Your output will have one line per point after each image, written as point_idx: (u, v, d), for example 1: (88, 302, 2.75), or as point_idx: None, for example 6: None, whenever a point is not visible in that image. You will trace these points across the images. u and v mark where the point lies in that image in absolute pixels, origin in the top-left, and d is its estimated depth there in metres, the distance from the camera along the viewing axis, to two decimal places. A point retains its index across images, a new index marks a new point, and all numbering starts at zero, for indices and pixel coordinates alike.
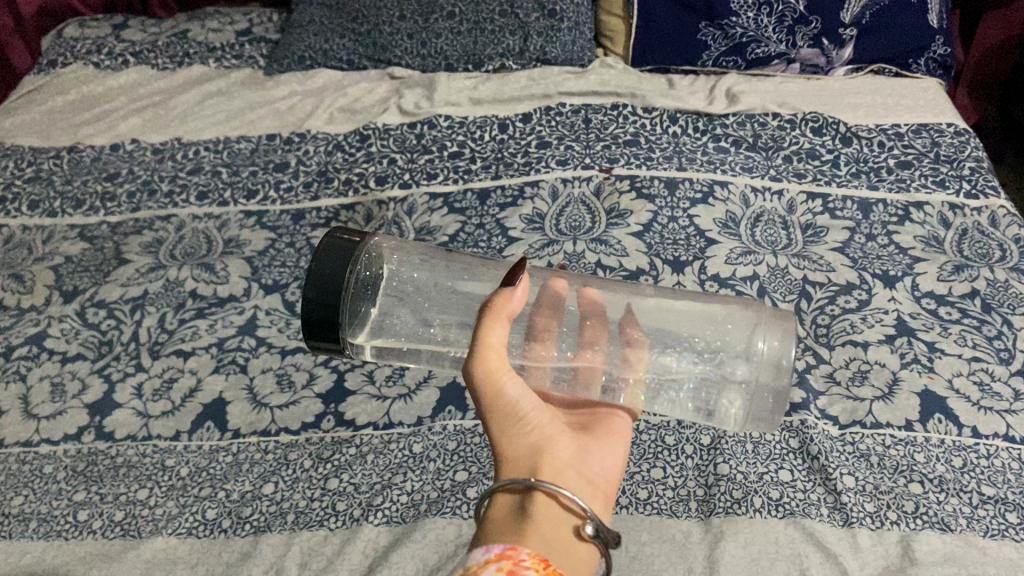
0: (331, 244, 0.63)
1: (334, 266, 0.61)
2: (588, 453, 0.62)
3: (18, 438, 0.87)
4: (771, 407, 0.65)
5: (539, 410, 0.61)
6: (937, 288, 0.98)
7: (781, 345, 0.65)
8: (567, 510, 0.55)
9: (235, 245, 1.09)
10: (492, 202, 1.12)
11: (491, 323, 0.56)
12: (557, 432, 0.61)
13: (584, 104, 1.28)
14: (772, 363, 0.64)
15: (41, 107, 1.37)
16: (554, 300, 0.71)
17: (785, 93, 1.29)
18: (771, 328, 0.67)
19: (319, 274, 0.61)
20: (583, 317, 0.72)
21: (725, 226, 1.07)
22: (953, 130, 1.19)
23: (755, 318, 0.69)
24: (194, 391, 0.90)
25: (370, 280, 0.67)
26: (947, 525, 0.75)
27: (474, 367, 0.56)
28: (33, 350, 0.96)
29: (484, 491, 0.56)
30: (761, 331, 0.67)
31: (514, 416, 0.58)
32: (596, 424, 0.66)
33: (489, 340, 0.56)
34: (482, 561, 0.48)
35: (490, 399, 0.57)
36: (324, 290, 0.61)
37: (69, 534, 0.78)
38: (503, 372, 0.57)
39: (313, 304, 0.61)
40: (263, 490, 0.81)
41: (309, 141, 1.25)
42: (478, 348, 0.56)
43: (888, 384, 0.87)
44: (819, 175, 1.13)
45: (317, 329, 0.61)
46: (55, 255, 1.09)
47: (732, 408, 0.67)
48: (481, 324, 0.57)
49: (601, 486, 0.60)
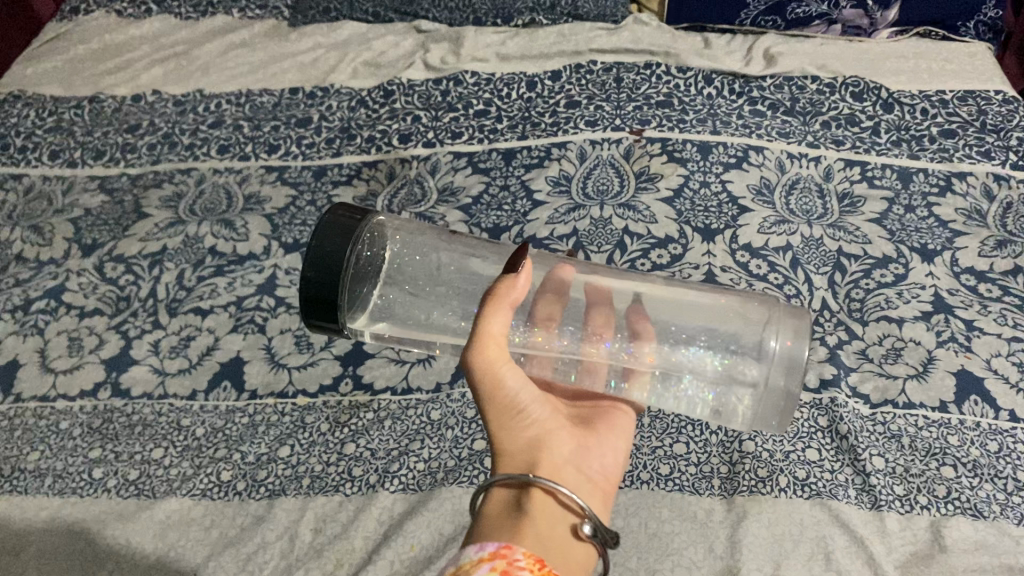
0: (334, 221, 0.61)
1: (335, 246, 0.59)
2: (585, 449, 0.61)
3: (35, 393, 0.87)
4: (781, 408, 0.63)
5: (537, 403, 0.58)
6: (978, 265, 0.94)
7: (794, 345, 0.62)
8: (566, 508, 0.53)
9: (256, 202, 1.07)
10: (518, 163, 1.09)
11: (492, 312, 0.52)
12: (555, 427, 0.59)
13: (616, 62, 1.24)
14: (785, 362, 0.62)
15: (63, 55, 1.34)
16: (559, 285, 0.69)
17: (824, 55, 1.24)
18: (784, 327, 0.64)
19: (320, 255, 0.59)
20: (589, 307, 0.70)
21: (758, 193, 1.03)
22: (1002, 98, 1.15)
23: (768, 315, 0.66)
24: (211, 350, 0.89)
25: (370, 261, 0.65)
26: (979, 511, 0.72)
27: (474, 355, 0.52)
28: (51, 304, 0.95)
29: (479, 485, 0.54)
30: (774, 329, 0.64)
31: (514, 409, 0.56)
32: (597, 419, 0.66)
33: (491, 330, 0.52)
34: (475, 559, 0.45)
35: (488, 389, 0.54)
36: (325, 269, 0.59)
37: (84, 491, 0.78)
38: (504, 364, 0.54)
39: (312, 283, 0.59)
40: (279, 453, 0.79)
41: (333, 96, 1.22)
42: (478, 338, 0.52)
43: (922, 363, 0.84)
44: (858, 143, 1.09)
45: (315, 310, 0.59)
46: (75, 208, 1.08)
47: (740, 405, 0.65)
48: (481, 312, 0.53)
49: (597, 483, 0.59)
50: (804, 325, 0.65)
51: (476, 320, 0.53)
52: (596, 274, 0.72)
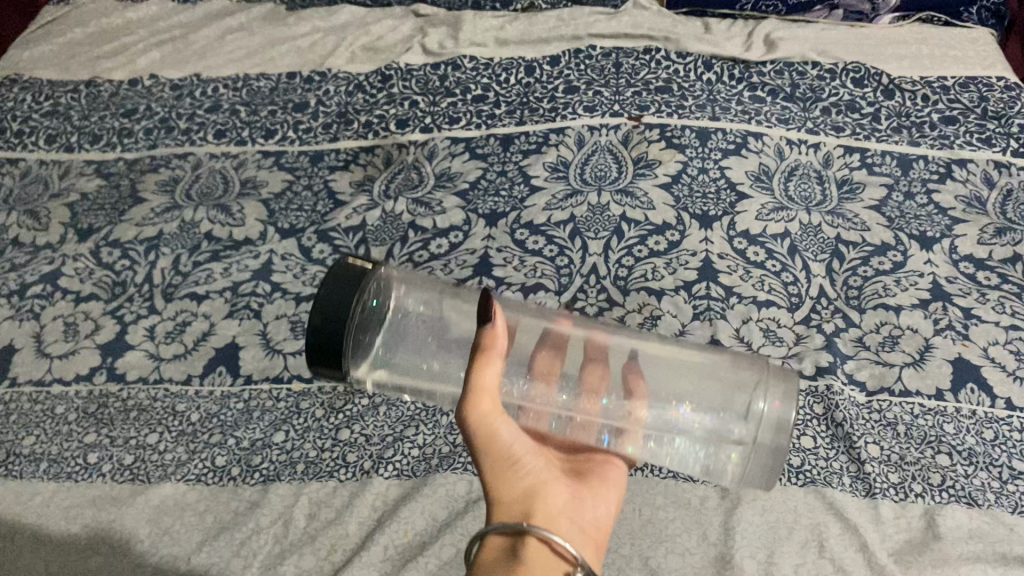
0: (341, 271, 0.61)
1: (341, 295, 0.59)
2: (580, 499, 0.59)
3: (30, 377, 0.87)
4: (768, 467, 0.62)
5: (532, 454, 0.58)
6: (977, 252, 0.93)
7: (781, 406, 0.63)
8: (559, 554, 0.52)
9: (252, 186, 1.07)
10: (516, 148, 1.09)
11: (485, 364, 0.53)
12: (551, 479, 0.58)
13: (615, 47, 1.23)
14: (773, 422, 0.62)
15: (60, 38, 1.34)
16: (555, 342, 0.72)
17: (826, 41, 1.23)
18: (771, 390, 0.65)
19: (327, 302, 0.59)
20: (586, 361, 0.71)
21: (757, 179, 1.03)
22: (1004, 84, 1.14)
23: (758, 378, 0.67)
24: (207, 335, 0.89)
25: (377, 310, 0.64)
26: (973, 500, 0.72)
27: (467, 407, 0.52)
28: (47, 289, 0.95)
29: (474, 534, 0.53)
30: (762, 391, 0.65)
31: (510, 459, 0.55)
32: (591, 470, 0.64)
33: (484, 382, 0.53)
34: None
35: (483, 441, 0.54)
36: (331, 316, 0.58)
37: (79, 476, 0.78)
38: (498, 416, 0.54)
39: (318, 330, 0.58)
40: (273, 438, 0.79)
41: (330, 80, 1.22)
42: (472, 388, 0.53)
43: (919, 351, 0.84)
44: (858, 129, 1.08)
45: (320, 356, 0.59)
46: (71, 192, 1.07)
47: (729, 464, 0.65)
48: (473, 364, 0.53)
49: (593, 535, 0.57)
50: (794, 388, 0.65)
51: (469, 372, 0.53)
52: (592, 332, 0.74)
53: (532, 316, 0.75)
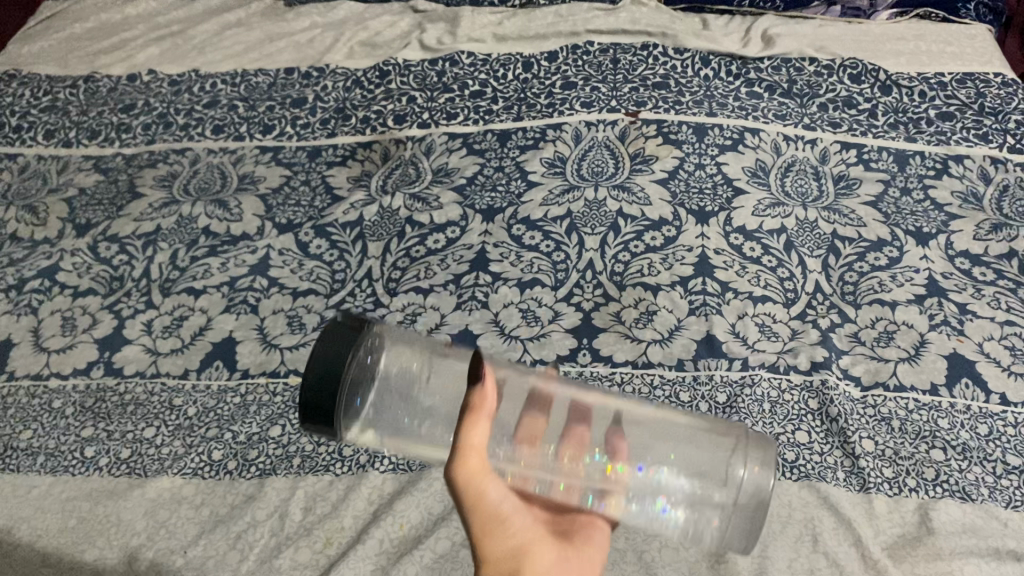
0: (337, 328, 0.57)
1: (338, 352, 0.55)
2: (567, 561, 0.57)
3: (28, 371, 0.87)
4: (748, 531, 0.61)
5: (517, 513, 0.55)
6: (973, 248, 0.94)
7: (762, 472, 0.61)
8: None
9: (250, 181, 1.07)
10: (513, 144, 1.09)
11: (474, 424, 0.51)
12: (538, 537, 0.56)
13: (613, 43, 1.23)
14: (752, 489, 0.61)
15: (59, 34, 1.34)
16: (541, 400, 0.67)
17: (823, 37, 1.23)
18: (750, 454, 0.63)
19: (325, 359, 0.55)
20: (571, 422, 0.67)
21: (754, 175, 1.03)
22: (1001, 80, 1.14)
23: (737, 443, 0.65)
24: (204, 330, 0.89)
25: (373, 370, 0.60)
26: (967, 494, 0.72)
27: (455, 469, 0.50)
28: (45, 283, 0.95)
29: None
30: (743, 457, 0.63)
31: (496, 520, 0.53)
32: (575, 532, 0.61)
33: (472, 442, 0.51)
34: None
35: (470, 501, 0.52)
36: (329, 375, 0.54)
37: (76, 470, 0.78)
38: (486, 477, 0.52)
39: (314, 388, 0.54)
40: (270, 432, 0.80)
41: (328, 76, 1.22)
42: (459, 449, 0.51)
43: (914, 347, 0.84)
44: (855, 125, 1.09)
45: (312, 416, 0.54)
46: (70, 187, 1.08)
47: (710, 528, 0.63)
48: (461, 425, 0.51)
49: None
50: (772, 454, 0.63)
51: (457, 433, 0.51)
52: (576, 387, 0.70)
53: (514, 368, 0.69)
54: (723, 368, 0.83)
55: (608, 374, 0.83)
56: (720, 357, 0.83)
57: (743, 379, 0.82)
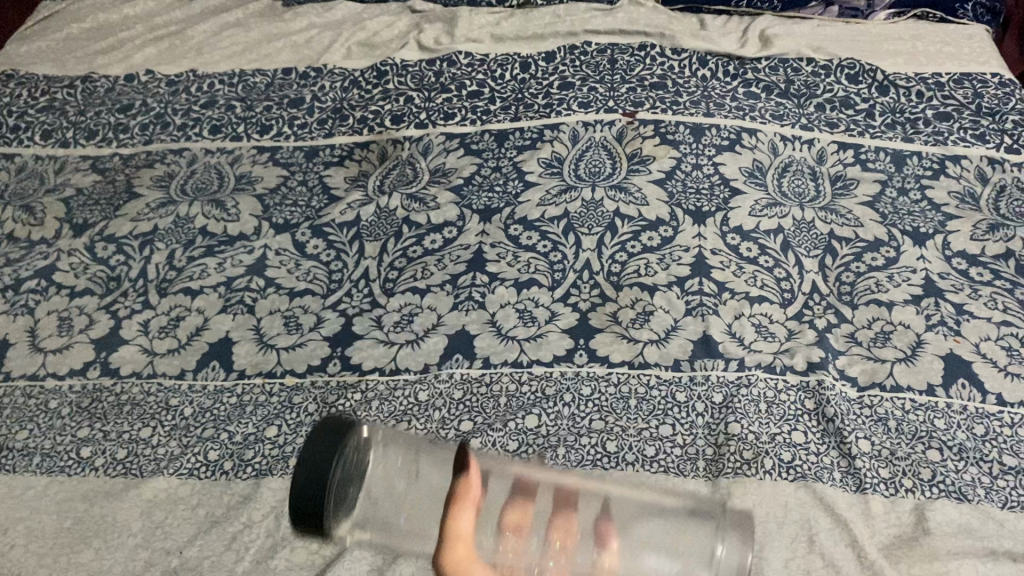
0: (327, 425, 0.56)
1: (324, 448, 0.54)
2: None
3: (24, 371, 0.87)
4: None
5: None
6: (970, 248, 0.93)
7: (739, 548, 0.58)
8: None
9: (248, 182, 1.07)
10: (510, 145, 1.09)
11: (459, 512, 0.52)
12: None
13: (611, 43, 1.23)
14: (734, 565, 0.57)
15: (57, 34, 1.34)
16: (523, 492, 0.64)
17: (821, 37, 1.23)
18: (733, 535, 0.59)
19: (312, 454, 0.54)
20: (555, 510, 0.63)
21: (751, 175, 1.03)
22: (998, 80, 1.14)
23: (720, 524, 0.61)
24: (200, 330, 0.89)
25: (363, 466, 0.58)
26: (963, 494, 0.72)
27: (442, 559, 0.51)
28: (42, 283, 0.95)
29: None
30: (726, 536, 0.59)
31: None
32: None
33: (460, 530, 0.52)
34: None
35: None
36: (317, 472, 0.53)
37: (72, 470, 0.78)
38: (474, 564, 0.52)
39: (302, 486, 0.53)
40: (266, 433, 0.80)
41: (326, 76, 1.22)
42: (446, 538, 0.52)
43: (911, 347, 0.84)
44: (852, 125, 1.09)
45: (301, 516, 0.53)
46: (67, 187, 1.08)
47: None
48: (446, 515, 0.52)
49: None
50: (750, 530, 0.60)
51: (443, 521, 0.52)
52: (557, 483, 0.67)
53: (495, 466, 0.68)
54: (720, 369, 0.83)
55: (605, 374, 0.83)
56: (716, 357, 0.84)
57: (740, 379, 0.82)
